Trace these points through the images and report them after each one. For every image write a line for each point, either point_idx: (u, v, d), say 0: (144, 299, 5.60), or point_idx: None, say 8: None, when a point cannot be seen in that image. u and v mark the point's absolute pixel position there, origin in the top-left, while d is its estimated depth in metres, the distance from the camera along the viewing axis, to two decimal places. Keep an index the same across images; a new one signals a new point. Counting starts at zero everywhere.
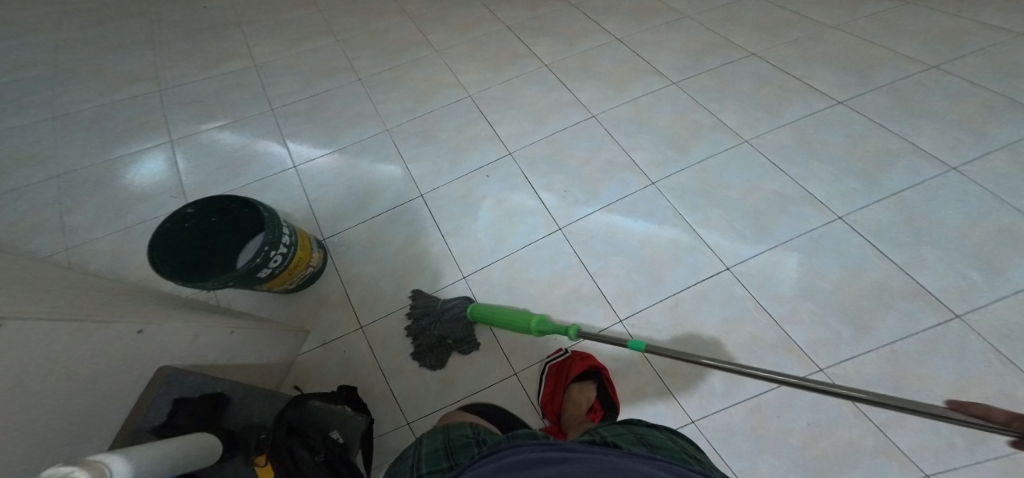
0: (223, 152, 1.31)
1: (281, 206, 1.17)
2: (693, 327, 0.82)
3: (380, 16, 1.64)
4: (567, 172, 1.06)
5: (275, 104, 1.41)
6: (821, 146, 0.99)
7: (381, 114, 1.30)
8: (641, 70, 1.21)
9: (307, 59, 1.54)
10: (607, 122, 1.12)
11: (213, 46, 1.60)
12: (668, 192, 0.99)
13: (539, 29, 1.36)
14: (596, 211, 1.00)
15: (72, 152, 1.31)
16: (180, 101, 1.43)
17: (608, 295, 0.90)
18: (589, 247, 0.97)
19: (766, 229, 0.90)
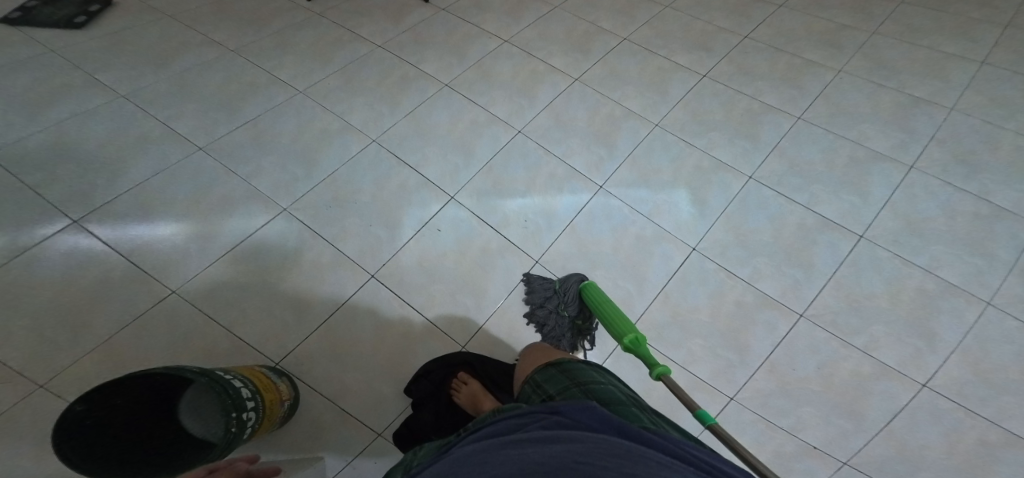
0: (42, 290, 0.89)
1: (186, 345, 0.88)
2: (691, 311, 0.92)
3: (193, 56, 1.31)
4: (516, 198, 1.05)
5: (77, 209, 1.00)
6: (706, 117, 1.15)
7: (262, 190, 1.06)
8: (535, 71, 1.23)
9: (103, 132, 1.14)
10: (532, 135, 1.13)
11: None
12: (617, 192, 1.06)
13: (414, 48, 1.27)
14: (560, 234, 1.01)
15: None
16: None
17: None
18: (570, 268, 0.98)
19: (701, 203, 1.03)
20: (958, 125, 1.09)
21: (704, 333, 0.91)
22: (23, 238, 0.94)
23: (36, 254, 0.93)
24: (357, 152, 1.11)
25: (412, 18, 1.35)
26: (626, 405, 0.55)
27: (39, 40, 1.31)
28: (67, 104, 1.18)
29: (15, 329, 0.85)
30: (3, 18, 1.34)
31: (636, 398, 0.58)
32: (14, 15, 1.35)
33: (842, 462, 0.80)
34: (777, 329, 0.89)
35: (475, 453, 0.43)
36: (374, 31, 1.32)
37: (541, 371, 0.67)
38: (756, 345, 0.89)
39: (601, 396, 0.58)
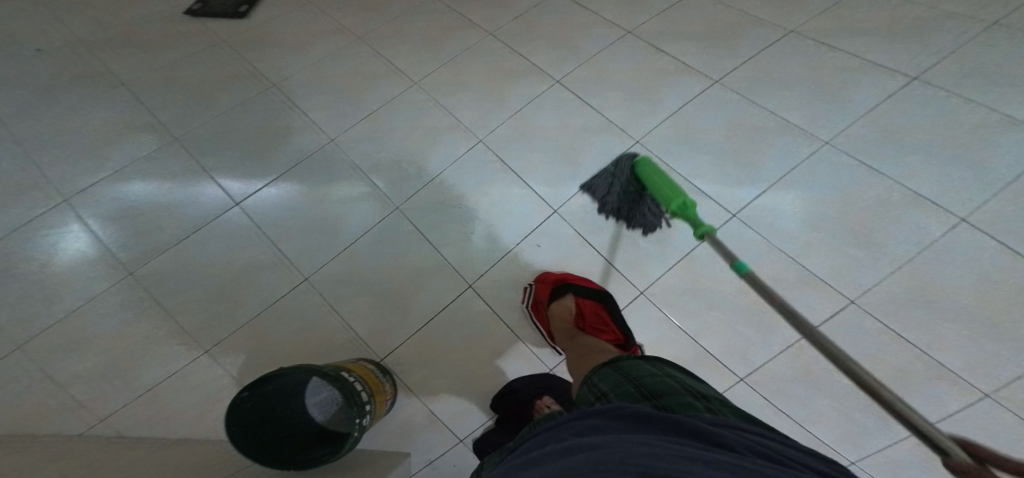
0: (214, 268, 1.08)
1: (310, 332, 1.01)
2: (825, 370, 0.92)
3: (314, 39, 1.36)
4: (625, 222, 1.02)
5: (239, 195, 1.15)
6: (905, 136, 0.95)
7: (378, 187, 1.11)
8: (665, 70, 1.11)
9: (253, 121, 1.25)
10: (654, 146, 1.04)
11: (116, 112, 1.26)
12: (752, 221, 0.96)
13: (528, 38, 1.21)
14: (671, 266, 1.01)
15: (8, 317, 1.03)
16: (113, 209, 1.14)
17: (716, 354, 0.96)
18: (680, 305, 0.99)
19: (878, 246, 0.89)
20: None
21: (837, 396, 0.91)
22: (200, 221, 1.13)
23: (208, 235, 1.12)
24: (464, 154, 1.11)
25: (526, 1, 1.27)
26: (677, 393, 0.61)
27: (190, 20, 1.44)
28: (222, 90, 1.31)
29: (194, 298, 1.06)
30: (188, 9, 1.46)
31: (689, 388, 0.63)
32: (195, 7, 1.46)
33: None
34: (946, 404, 0.80)
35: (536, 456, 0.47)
36: (486, 17, 1.27)
37: (597, 372, 0.75)
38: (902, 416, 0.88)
39: (654, 388, 0.64)
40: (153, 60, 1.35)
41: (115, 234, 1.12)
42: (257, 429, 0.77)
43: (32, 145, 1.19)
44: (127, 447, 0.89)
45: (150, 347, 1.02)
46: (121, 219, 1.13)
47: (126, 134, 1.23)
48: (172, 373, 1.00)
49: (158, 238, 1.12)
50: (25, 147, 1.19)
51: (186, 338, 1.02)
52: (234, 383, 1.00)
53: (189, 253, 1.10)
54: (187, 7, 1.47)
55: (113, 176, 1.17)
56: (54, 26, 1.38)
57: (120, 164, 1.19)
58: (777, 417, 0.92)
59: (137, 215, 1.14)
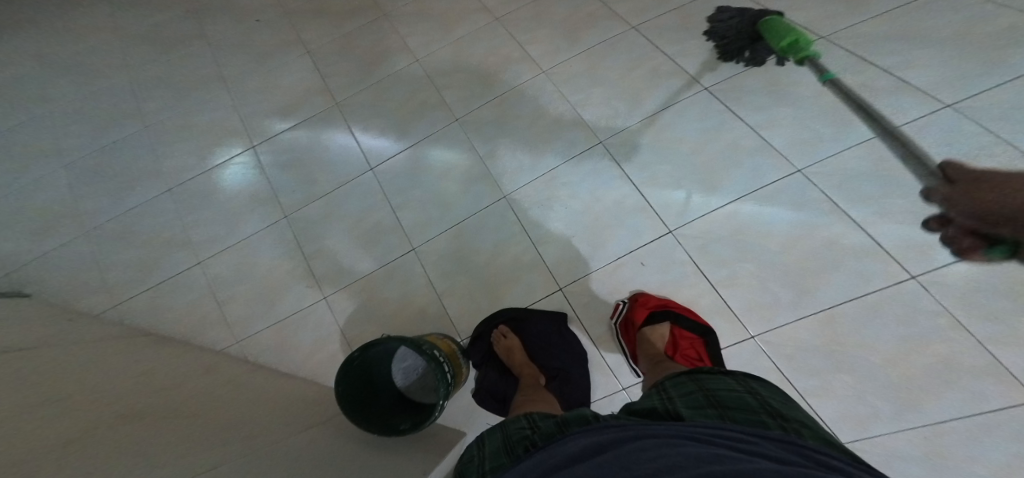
0: (343, 226, 1.23)
1: (407, 299, 1.10)
2: (969, 464, 0.76)
3: (460, 15, 1.39)
4: (757, 259, 0.92)
5: (375, 162, 1.27)
6: None
7: (492, 173, 1.14)
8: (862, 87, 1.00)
9: (399, 95, 1.34)
10: (818, 178, 0.95)
11: (290, 73, 1.45)
12: (937, 289, 0.83)
13: (687, 34, 1.13)
14: (803, 316, 0.87)
15: (205, 237, 1.30)
16: (278, 159, 1.35)
17: (828, 419, 0.83)
18: (799, 362, 0.86)
19: None
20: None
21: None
22: (339, 181, 1.28)
23: (347, 194, 1.26)
24: (582, 152, 1.08)
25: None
26: (751, 410, 0.57)
27: None
28: (372, 59, 1.42)
29: (324, 248, 1.22)
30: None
31: (768, 405, 0.58)
32: None
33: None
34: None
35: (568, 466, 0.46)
36: (634, 8, 1.20)
37: (670, 379, 0.70)
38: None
39: (724, 400, 0.60)
40: (327, 26, 1.51)
41: (282, 181, 1.32)
42: (353, 385, 0.88)
43: (236, 99, 1.44)
44: (258, 370, 1.07)
45: (287, 283, 1.21)
46: (282, 168, 1.33)
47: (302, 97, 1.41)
48: (300, 309, 1.18)
49: (306, 191, 1.29)
50: (226, 96, 1.45)
51: (313, 281, 1.19)
52: (341, 332, 1.13)
53: (326, 208, 1.26)
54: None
55: (291, 129, 1.37)
56: None
57: (291, 120, 1.39)
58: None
59: (299, 167, 1.33)
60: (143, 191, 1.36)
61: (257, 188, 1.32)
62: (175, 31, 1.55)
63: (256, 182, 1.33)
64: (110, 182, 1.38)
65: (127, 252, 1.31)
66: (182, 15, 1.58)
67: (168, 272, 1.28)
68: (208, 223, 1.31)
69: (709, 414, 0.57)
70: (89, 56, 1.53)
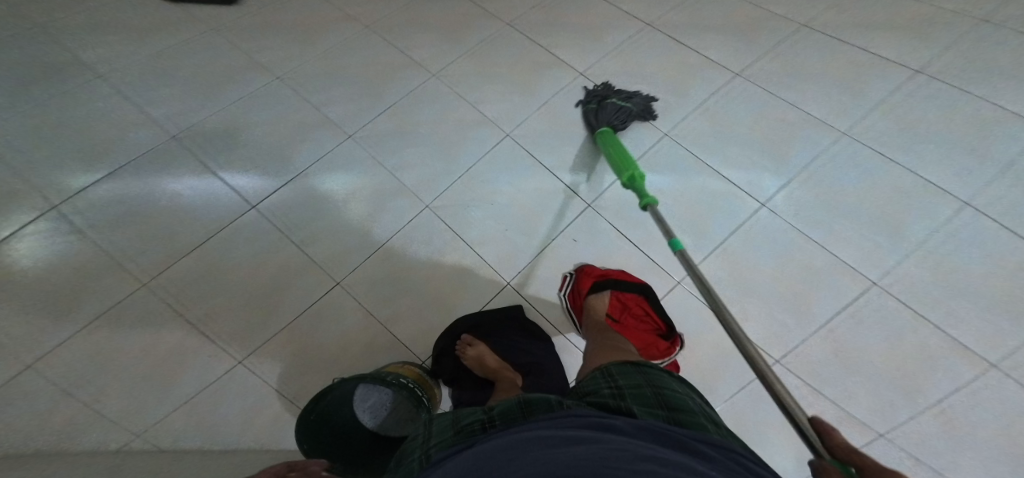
0: (236, 273, 1.07)
1: (346, 336, 1.01)
2: (858, 350, 0.90)
3: (328, 33, 1.35)
4: (663, 214, 1.06)
5: (255, 199, 1.14)
6: (913, 125, 1.06)
7: (407, 185, 1.12)
8: (685, 63, 1.20)
9: (264, 118, 1.25)
10: (684, 138, 1.11)
11: (120, 110, 1.22)
12: (782, 210, 1.03)
13: (555, 27, 1.25)
14: (708, 255, 1.01)
15: (27, 328, 0.97)
16: (111, 214, 1.09)
17: (756, 340, 0.93)
18: (716, 294, 0.98)
19: (899, 232, 0.97)
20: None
21: (864, 372, 0.89)
22: (212, 225, 1.11)
23: (231, 238, 1.10)
24: (493, 148, 1.13)
25: None
26: (693, 414, 0.59)
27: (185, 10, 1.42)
28: (230, 88, 1.29)
29: (221, 305, 1.04)
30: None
31: (710, 415, 0.60)
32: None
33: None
34: (961, 375, 0.86)
35: (512, 450, 0.45)
36: (505, 7, 1.28)
37: (618, 367, 0.73)
38: (928, 389, 0.87)
39: (670, 401, 0.62)
40: (162, 55, 1.31)
41: (119, 241, 1.07)
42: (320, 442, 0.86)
43: (39, 149, 1.14)
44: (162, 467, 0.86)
45: (182, 356, 1.00)
46: (123, 224, 1.09)
47: (124, 130, 1.20)
48: (210, 382, 0.98)
49: (169, 245, 1.08)
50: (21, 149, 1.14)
51: (218, 347, 1.00)
52: (276, 393, 0.98)
53: (208, 256, 1.08)
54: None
55: (106, 179, 1.13)
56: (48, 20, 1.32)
57: (111, 167, 1.15)
58: (813, 397, 0.89)
59: (142, 221, 1.10)
60: None
61: (77, 255, 1.05)
62: None
63: (62, 246, 1.05)
64: None
65: None
66: None
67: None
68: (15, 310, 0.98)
69: (658, 414, 0.58)
70: None
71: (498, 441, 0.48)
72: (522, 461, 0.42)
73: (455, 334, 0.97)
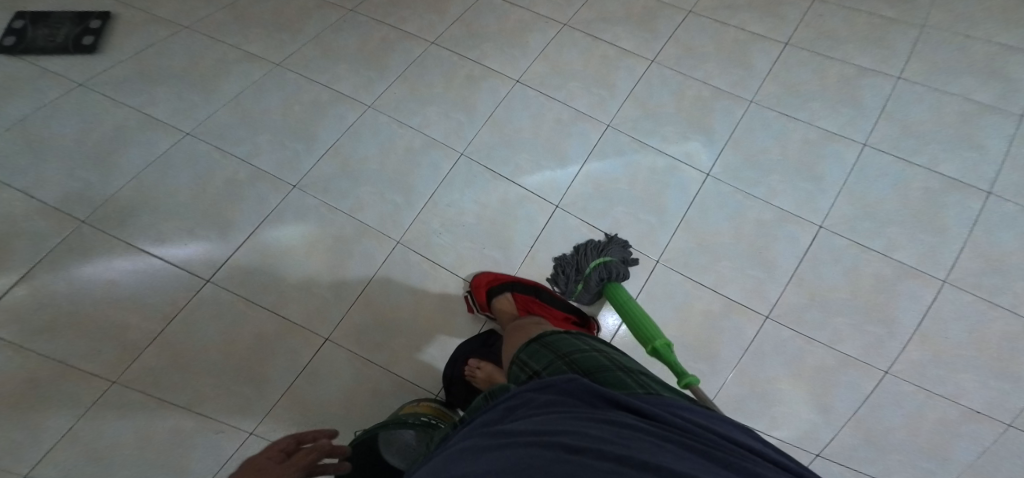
0: (211, 352, 1.00)
1: (354, 387, 1.01)
2: (827, 291, 1.05)
3: (232, 78, 1.26)
4: (624, 200, 1.14)
5: (207, 272, 1.06)
6: (800, 89, 1.21)
7: (370, 225, 1.11)
8: (606, 56, 1.27)
9: (187, 180, 1.14)
10: (623, 126, 1.19)
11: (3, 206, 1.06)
12: (724, 177, 1.15)
13: (474, 39, 1.27)
14: (675, 230, 1.12)
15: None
16: (39, 323, 0.96)
17: (738, 299, 1.06)
18: (692, 264, 1.09)
19: (820, 178, 1.13)
20: (1021, 84, 1.17)
21: (843, 310, 1.03)
22: (167, 310, 1.03)
23: (192, 321, 1.02)
24: (450, 170, 1.14)
25: (460, 6, 1.33)
26: (608, 369, 0.71)
27: (53, 72, 1.27)
28: (140, 156, 1.17)
29: (208, 387, 0.97)
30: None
31: (619, 363, 0.72)
32: (88, 41, 1.32)
33: (1007, 424, 0.95)
34: (922, 298, 1.02)
35: (476, 446, 0.52)
36: (421, 27, 1.30)
37: (525, 351, 0.83)
38: (902, 317, 1.02)
39: (585, 364, 0.73)
40: (48, 135, 1.16)
41: (59, 349, 0.95)
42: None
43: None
44: None
45: (183, 441, 0.92)
46: (56, 332, 0.96)
47: (29, 221, 1.05)
48: (223, 461, 0.92)
49: (122, 342, 0.98)
50: None
51: (219, 424, 0.94)
52: None
53: (174, 340, 1.01)
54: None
55: (21, 283, 0.99)
56: None
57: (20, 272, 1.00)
58: (808, 345, 1.02)
59: (79, 322, 0.98)
60: None
61: (13, 368, 0.91)
62: None
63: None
64: None
65: None
66: None
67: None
68: None
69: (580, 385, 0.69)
70: None
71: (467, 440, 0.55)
72: (487, 456, 0.48)
73: (462, 361, 1.02)
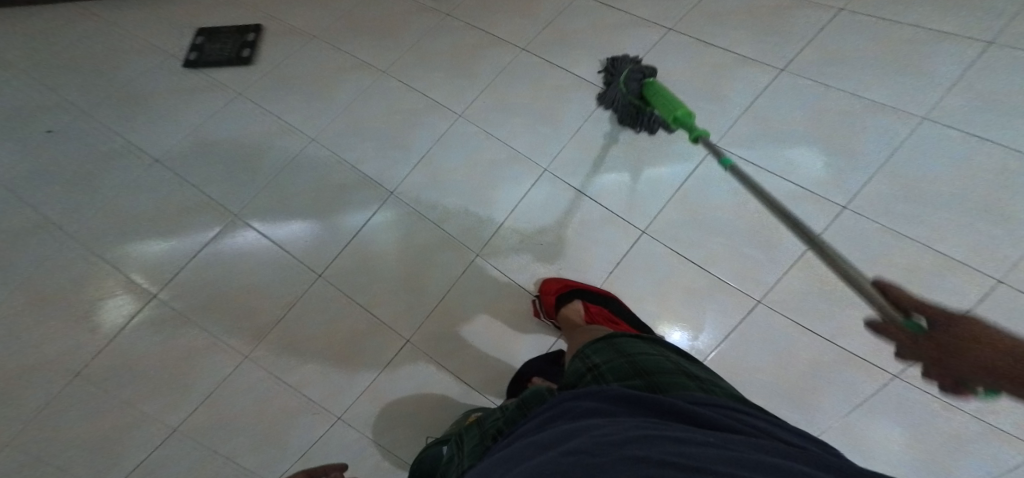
0: (317, 339, 1.13)
1: (426, 390, 1.08)
2: None
3: (344, 83, 1.37)
4: (724, 232, 1.07)
5: (319, 267, 1.19)
6: (1000, 101, 0.98)
7: (453, 236, 1.16)
8: (722, 64, 1.17)
9: (306, 181, 1.27)
10: (736, 146, 1.08)
11: (161, 195, 1.28)
12: (867, 210, 0.97)
13: (570, 46, 1.28)
14: (784, 270, 1.02)
15: (161, 409, 1.08)
16: (199, 298, 1.17)
17: (859, 353, 0.95)
18: (804, 309, 0.99)
19: (1012, 220, 0.89)
20: None
21: None
22: (287, 297, 1.17)
23: (305, 310, 1.16)
24: (532, 185, 1.17)
25: (564, 12, 1.34)
26: (670, 372, 0.67)
27: (219, 80, 1.46)
28: (271, 156, 1.32)
29: (311, 371, 1.11)
30: (184, 61, 1.50)
31: (683, 369, 0.69)
32: (247, 54, 1.49)
33: None
34: None
35: (507, 456, 0.55)
36: (512, 32, 1.33)
37: (591, 347, 0.81)
38: None
39: (647, 366, 0.70)
40: (203, 132, 1.36)
41: (213, 323, 1.15)
42: None
43: (123, 238, 1.22)
44: None
45: (288, 418, 1.08)
46: (209, 308, 1.16)
47: (188, 210, 1.26)
48: (317, 439, 1.07)
49: (254, 322, 1.15)
50: (88, 251, 1.20)
51: (318, 408, 1.09)
52: (374, 444, 1.06)
53: (290, 323, 1.15)
54: (184, 59, 1.51)
55: (190, 263, 1.20)
56: (85, 118, 1.38)
57: (191, 251, 1.21)
58: (945, 410, 0.89)
59: (227, 300, 1.17)
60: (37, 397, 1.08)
61: (180, 336, 1.14)
62: None
63: (167, 326, 1.14)
64: None
65: None
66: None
67: (137, 454, 1.05)
68: (138, 392, 1.09)
69: (639, 383, 0.65)
70: None
71: (506, 447, 0.59)
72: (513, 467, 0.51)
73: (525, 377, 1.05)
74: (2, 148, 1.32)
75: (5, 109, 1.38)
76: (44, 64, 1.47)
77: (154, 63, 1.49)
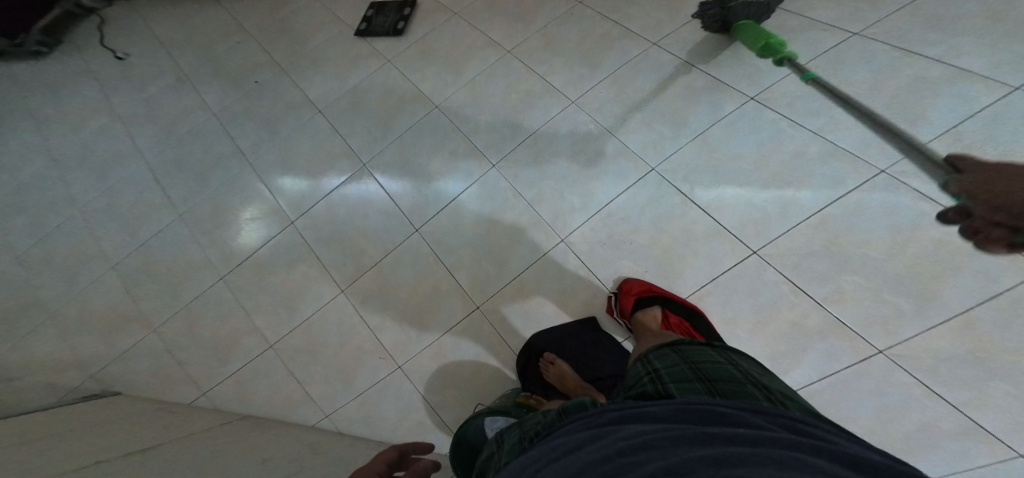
0: (403, 289, 1.22)
1: (484, 361, 1.10)
2: None
3: (477, 59, 1.44)
4: (862, 270, 0.90)
5: (418, 222, 1.27)
6: None
7: (543, 218, 1.15)
8: (920, 77, 0.99)
9: (426, 147, 1.36)
10: (908, 177, 0.92)
11: (310, 141, 1.49)
12: None
13: (713, 44, 1.18)
14: (930, 328, 0.83)
15: (267, 324, 1.27)
16: (322, 234, 1.34)
17: (999, 433, 0.77)
18: (942, 375, 0.81)
19: None
20: None
21: None
22: (388, 245, 1.28)
23: (398, 261, 1.25)
24: (635, 182, 1.11)
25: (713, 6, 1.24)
26: (736, 381, 0.58)
27: (376, 49, 1.63)
28: (402, 118, 1.44)
29: (390, 315, 1.20)
30: (357, 31, 1.69)
31: (753, 378, 0.59)
32: (401, 26, 1.64)
33: None
34: None
35: (529, 463, 0.51)
36: (649, 25, 1.27)
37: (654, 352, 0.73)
38: None
39: (712, 374, 0.60)
40: (353, 91, 1.55)
41: (327, 256, 1.31)
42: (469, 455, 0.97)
43: (279, 172, 1.46)
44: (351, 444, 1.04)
45: (361, 355, 1.18)
46: (326, 242, 1.32)
47: (327, 157, 1.45)
48: (379, 380, 1.15)
49: (356, 262, 1.28)
50: (256, 181, 1.46)
51: (385, 353, 1.17)
52: (423, 399, 1.11)
53: (383, 269, 1.25)
54: (355, 29, 1.71)
55: (323, 200, 1.38)
56: (273, 73, 1.67)
57: (324, 193, 1.39)
58: None
59: (339, 239, 1.32)
60: (196, 286, 1.35)
61: (299, 261, 1.32)
62: (198, 123, 1.61)
63: (294, 250, 1.34)
64: (161, 285, 1.36)
65: (194, 348, 1.28)
66: (207, 112, 1.63)
67: (247, 353, 1.25)
68: (260, 302, 1.29)
69: (698, 390, 0.57)
70: (117, 163, 1.57)
71: (531, 450, 0.55)
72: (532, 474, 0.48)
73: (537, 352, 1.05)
74: (217, 91, 1.67)
75: (225, 63, 1.74)
76: (255, 28, 1.81)
77: (331, 31, 1.73)
